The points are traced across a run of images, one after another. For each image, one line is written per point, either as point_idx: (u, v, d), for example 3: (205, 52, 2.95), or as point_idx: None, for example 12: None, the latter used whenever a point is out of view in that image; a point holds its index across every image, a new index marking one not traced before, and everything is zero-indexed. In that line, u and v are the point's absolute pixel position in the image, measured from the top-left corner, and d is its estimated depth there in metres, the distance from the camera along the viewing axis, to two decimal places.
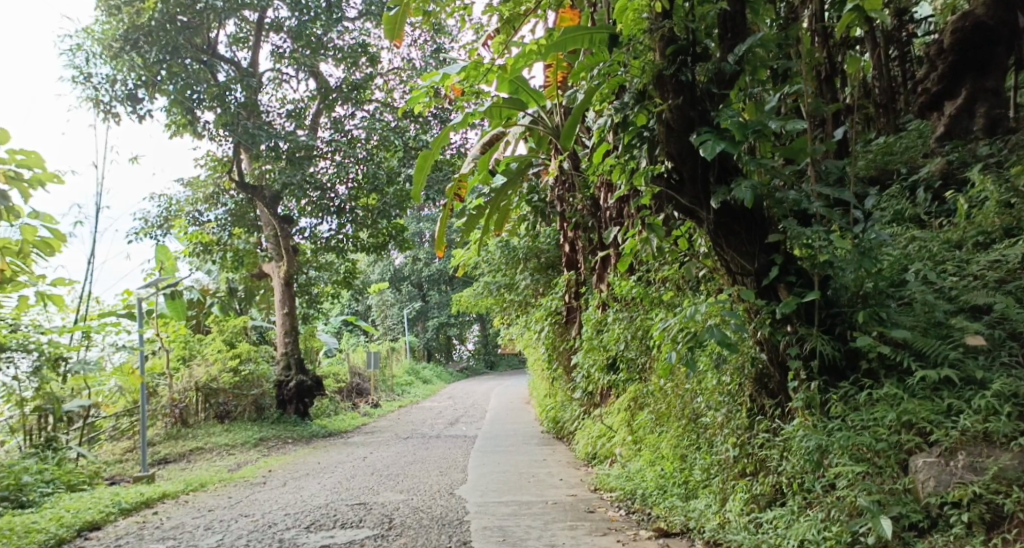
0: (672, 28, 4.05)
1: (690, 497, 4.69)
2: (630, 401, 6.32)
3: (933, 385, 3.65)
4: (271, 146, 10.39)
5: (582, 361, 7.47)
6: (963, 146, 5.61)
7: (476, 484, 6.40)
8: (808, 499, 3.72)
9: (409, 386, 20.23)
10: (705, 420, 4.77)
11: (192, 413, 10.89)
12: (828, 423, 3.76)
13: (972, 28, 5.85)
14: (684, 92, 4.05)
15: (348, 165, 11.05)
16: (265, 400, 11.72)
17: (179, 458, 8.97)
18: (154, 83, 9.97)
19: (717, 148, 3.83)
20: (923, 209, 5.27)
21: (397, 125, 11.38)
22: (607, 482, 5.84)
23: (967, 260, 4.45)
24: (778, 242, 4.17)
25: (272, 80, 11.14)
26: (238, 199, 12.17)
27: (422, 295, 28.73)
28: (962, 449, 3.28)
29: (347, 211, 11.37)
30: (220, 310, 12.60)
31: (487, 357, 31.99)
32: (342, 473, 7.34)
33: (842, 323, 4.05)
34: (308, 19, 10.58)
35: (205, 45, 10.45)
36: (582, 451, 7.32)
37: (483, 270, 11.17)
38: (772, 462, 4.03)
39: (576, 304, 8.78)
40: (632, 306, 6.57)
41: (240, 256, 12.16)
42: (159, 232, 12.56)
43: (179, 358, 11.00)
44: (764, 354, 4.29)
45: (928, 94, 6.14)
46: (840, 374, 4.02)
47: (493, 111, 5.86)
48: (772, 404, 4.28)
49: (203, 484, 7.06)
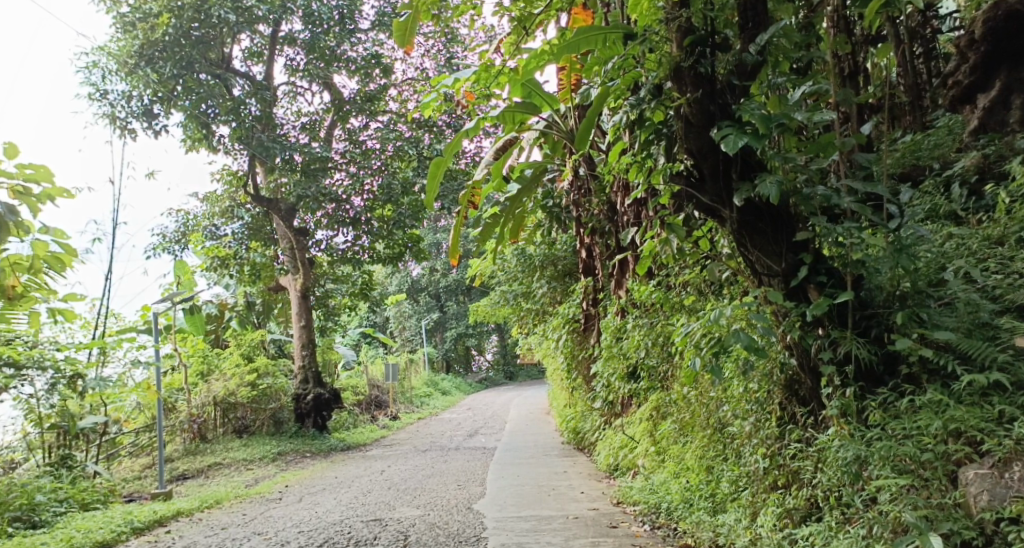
0: (689, 18, 3.86)
1: (718, 511, 4.47)
2: (652, 410, 6.11)
3: (981, 391, 3.40)
4: (285, 158, 10.35)
5: (601, 370, 7.27)
6: (999, 139, 5.36)
7: (494, 498, 6.20)
8: (848, 514, 3.50)
9: (428, 397, 20.02)
10: (733, 430, 4.56)
11: (210, 428, 10.68)
12: (866, 432, 3.54)
13: (1005, 18, 5.56)
14: (703, 85, 3.85)
15: (362, 177, 10.87)
16: (283, 414, 11.57)
17: (197, 474, 8.81)
18: (170, 99, 9.87)
19: (739, 142, 3.60)
20: (959, 205, 5.04)
21: (410, 135, 11.25)
22: (629, 495, 5.61)
23: (1010, 256, 4.20)
24: (807, 240, 3.94)
25: (287, 94, 11.06)
26: (254, 212, 11.96)
27: (440, 306, 28.61)
28: (1017, 460, 3.01)
29: (364, 222, 11.18)
30: (238, 323, 12.49)
31: (507, 368, 31.72)
32: (358, 488, 7.16)
33: (879, 325, 3.80)
34: (321, 31, 10.46)
35: (221, 60, 10.33)
36: (603, 462, 7.10)
37: (501, 279, 10.99)
38: (805, 474, 3.82)
39: (593, 312, 8.53)
40: (652, 313, 6.37)
41: (257, 269, 12.12)
42: (177, 247, 12.42)
43: (198, 374, 10.83)
44: (793, 359, 4.07)
45: (959, 87, 5.88)
46: (878, 381, 3.79)
47: (505, 116, 5.59)
48: (804, 412, 4.05)
49: (217, 500, 6.90)
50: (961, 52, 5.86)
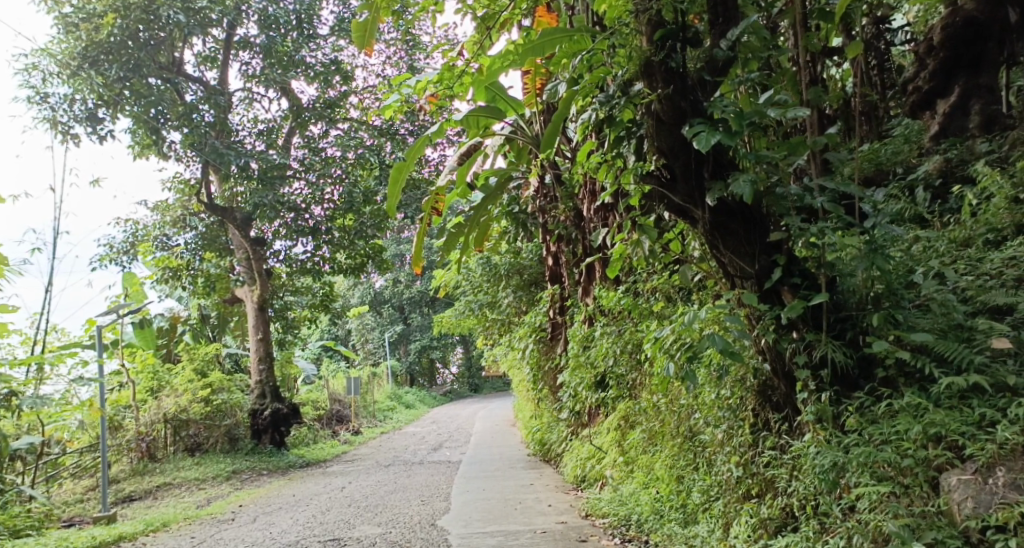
0: (660, 11, 3.74)
1: (689, 522, 4.34)
2: (620, 420, 5.96)
3: (960, 393, 3.32)
4: (240, 165, 10.04)
5: (567, 380, 7.12)
6: (961, 143, 5.34)
7: (459, 514, 5.98)
8: (826, 524, 3.38)
9: (391, 412, 19.67)
10: (704, 438, 4.44)
11: (160, 446, 10.20)
12: (843, 438, 3.44)
13: (962, 24, 5.55)
14: (675, 80, 3.71)
15: (323, 185, 10.72)
16: (238, 430, 11.16)
17: (145, 495, 8.41)
18: (117, 103, 9.50)
19: (712, 140, 3.47)
20: (924, 208, 5.00)
21: (372, 142, 11.04)
22: (598, 507, 5.45)
23: (979, 258, 4.14)
24: (780, 242, 3.85)
25: (243, 100, 10.77)
26: (209, 222, 11.51)
27: (403, 318, 28.26)
28: (1000, 464, 2.92)
29: (324, 232, 10.91)
30: (191, 338, 12.12)
31: (471, 380, 31.43)
32: (316, 507, 6.87)
33: (853, 328, 3.72)
34: (278, 35, 10.24)
35: (172, 64, 9.99)
36: (570, 474, 6.93)
37: (465, 289, 10.82)
38: (780, 482, 3.71)
39: (560, 320, 8.43)
40: (620, 320, 6.27)
41: (211, 281, 11.63)
42: (124, 258, 11.81)
43: (148, 391, 10.39)
44: (767, 364, 3.96)
45: (920, 93, 5.82)
46: (853, 384, 3.70)
47: (468, 120, 5.43)
48: (778, 418, 3.93)
49: (164, 523, 6.55)
50: (920, 58, 5.81)
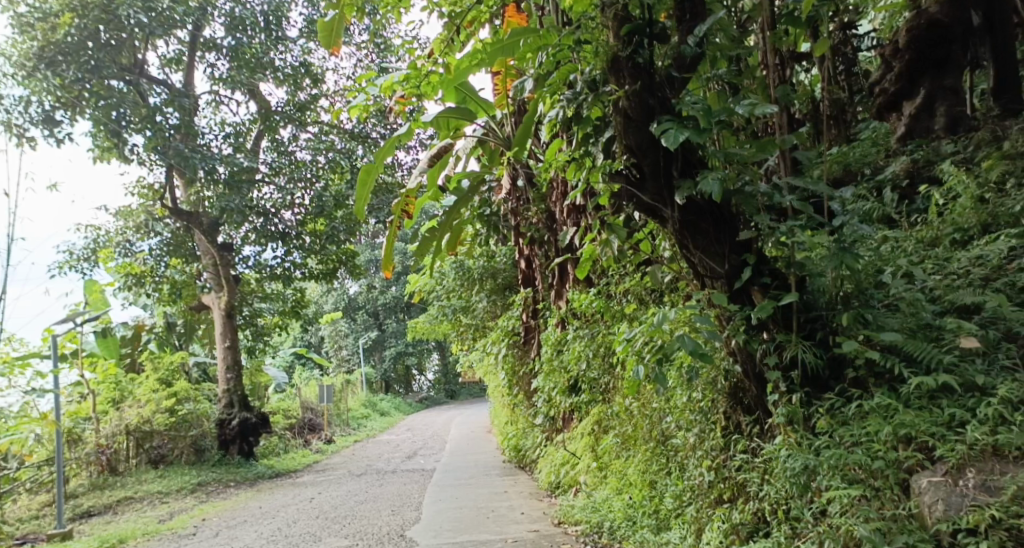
0: (626, 6, 3.72)
1: (662, 529, 4.27)
2: (594, 424, 5.88)
3: (929, 394, 3.27)
4: (207, 170, 9.75)
5: (542, 385, 7.04)
6: (927, 144, 5.34)
7: (429, 524, 5.86)
8: (797, 529, 3.31)
9: (365, 419, 19.44)
10: (676, 442, 4.36)
11: (122, 459, 9.89)
12: (814, 441, 3.39)
13: (926, 26, 5.43)
14: (642, 77, 3.66)
15: (292, 189, 10.57)
16: (205, 441, 10.92)
17: (104, 510, 8.17)
18: (75, 105, 9.27)
19: (681, 137, 3.41)
20: (893, 208, 4.99)
21: (343, 145, 10.93)
22: (571, 514, 5.35)
23: (946, 257, 4.11)
24: (750, 241, 3.80)
25: (210, 103, 10.57)
26: (173, 227, 11.23)
27: (378, 324, 28.03)
28: (971, 466, 2.88)
29: (293, 238, 10.87)
30: (155, 347, 11.96)
31: (448, 387, 31.26)
32: (281, 519, 6.71)
33: (823, 328, 3.67)
34: (245, 37, 10.06)
35: (134, 65, 9.78)
36: (544, 480, 6.83)
37: (438, 294, 10.70)
38: (751, 486, 3.64)
39: (534, 323, 8.35)
40: (593, 323, 6.19)
41: (177, 288, 11.43)
42: (86, 265, 11.42)
43: (109, 402, 10.10)
44: (738, 366, 3.90)
45: (886, 94, 5.78)
46: (823, 386, 3.65)
47: (439, 122, 5.28)
48: (750, 421, 3.87)
49: (121, 539, 6.36)
50: (887, 60, 5.74)
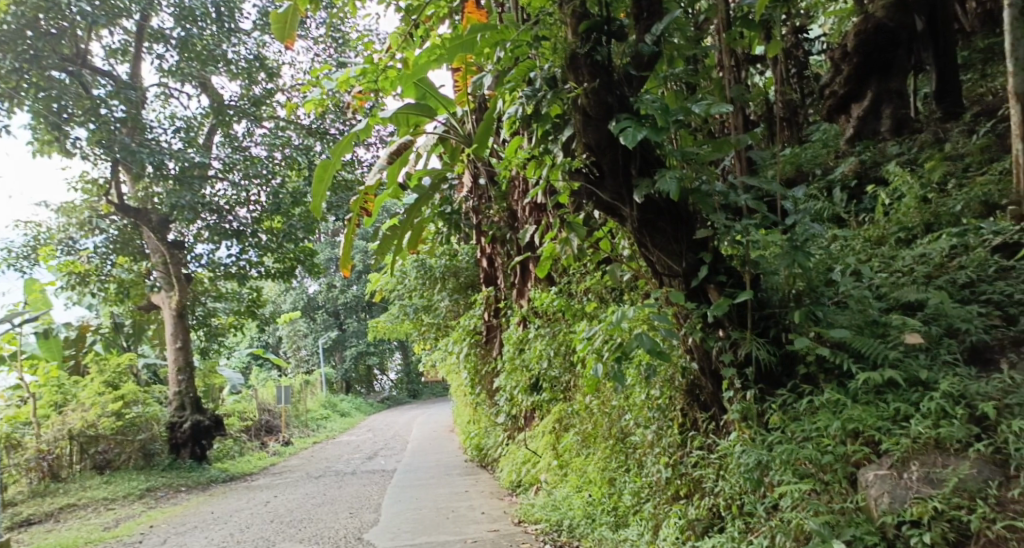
0: (583, 4, 3.74)
1: (620, 526, 4.30)
2: (555, 422, 5.89)
3: (876, 389, 3.34)
4: (155, 164, 9.61)
5: (504, 384, 7.05)
6: (874, 146, 5.48)
7: (388, 525, 5.82)
8: (750, 524, 3.37)
9: (324, 419, 19.22)
10: (635, 439, 4.40)
11: (64, 465, 9.62)
12: (767, 437, 3.45)
13: (874, 30, 5.62)
14: (599, 75, 3.68)
15: (247, 186, 10.40)
16: (154, 445, 10.68)
17: (45, 518, 7.95)
18: (14, 97, 8.99)
19: (639, 135, 3.43)
20: (843, 207, 5.10)
21: (300, 141, 10.84)
22: (531, 513, 5.36)
23: (892, 256, 4.21)
24: (706, 239, 3.84)
25: (159, 96, 10.34)
26: (120, 224, 10.94)
27: (339, 324, 27.73)
28: (914, 459, 2.95)
29: (249, 235, 10.63)
30: (102, 347, 11.53)
31: (411, 387, 31.08)
32: (234, 525, 6.61)
33: (776, 325, 3.74)
34: (195, 28, 9.86)
35: (77, 56, 9.51)
36: (505, 479, 6.83)
37: (399, 292, 10.64)
38: (707, 482, 3.69)
39: (496, 322, 8.35)
40: (554, 321, 6.21)
41: (124, 288, 11.27)
42: (25, 263, 10.72)
43: (51, 406, 9.81)
44: (694, 363, 3.94)
45: (836, 97, 5.94)
46: (776, 382, 3.71)
47: (398, 118, 5.27)
48: (705, 418, 3.92)
49: None
50: (836, 63, 5.91)
